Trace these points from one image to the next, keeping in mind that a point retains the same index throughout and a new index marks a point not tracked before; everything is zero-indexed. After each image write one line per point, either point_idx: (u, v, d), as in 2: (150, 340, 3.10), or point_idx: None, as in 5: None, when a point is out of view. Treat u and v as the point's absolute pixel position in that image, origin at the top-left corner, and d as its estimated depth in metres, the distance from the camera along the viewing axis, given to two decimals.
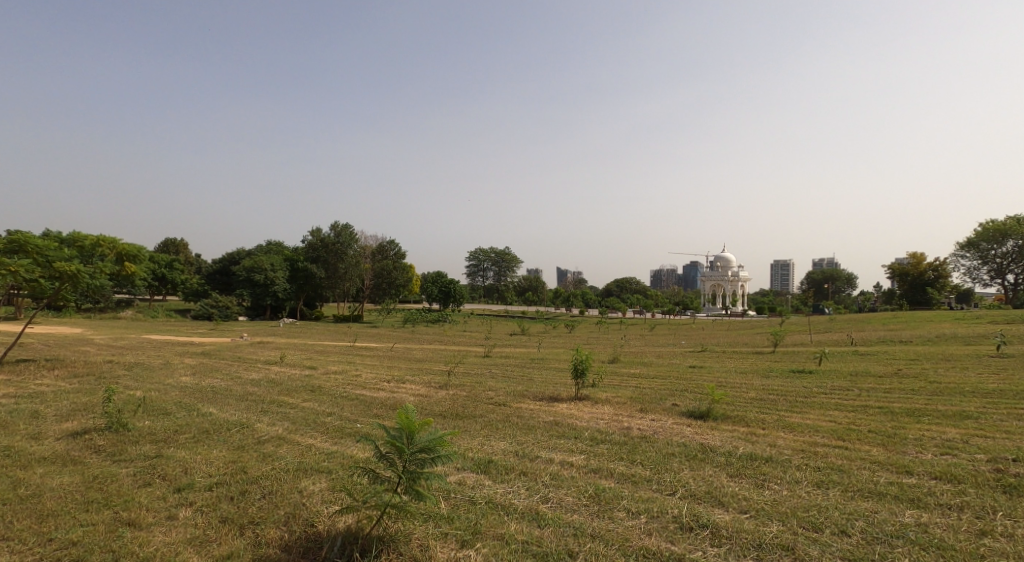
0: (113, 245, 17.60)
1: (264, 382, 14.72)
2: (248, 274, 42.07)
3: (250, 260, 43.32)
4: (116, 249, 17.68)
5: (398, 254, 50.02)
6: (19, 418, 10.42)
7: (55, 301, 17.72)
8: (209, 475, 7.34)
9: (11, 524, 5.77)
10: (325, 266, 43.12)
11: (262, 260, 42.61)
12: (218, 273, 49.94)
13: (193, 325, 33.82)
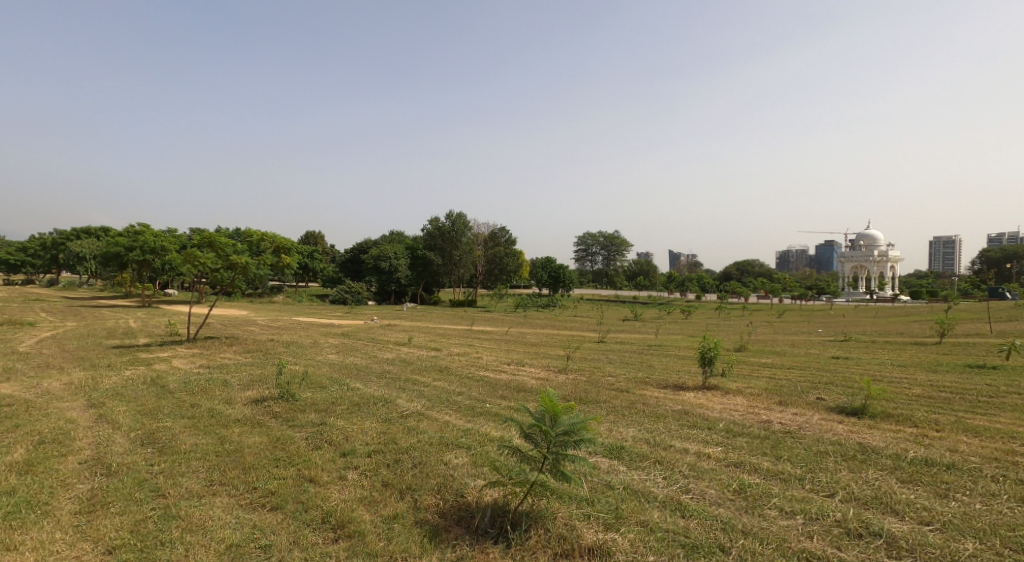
0: (274, 239, 19.96)
1: (399, 362, 15.98)
2: (376, 262, 45.46)
3: (377, 249, 46.75)
4: (275, 243, 19.94)
5: (509, 240, 51.29)
6: (212, 385, 12.36)
7: (233, 293, 20.39)
8: (366, 443, 8.16)
9: (224, 473, 6.90)
10: (443, 254, 45.23)
11: (387, 248, 45.96)
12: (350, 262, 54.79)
13: (332, 309, 37.40)
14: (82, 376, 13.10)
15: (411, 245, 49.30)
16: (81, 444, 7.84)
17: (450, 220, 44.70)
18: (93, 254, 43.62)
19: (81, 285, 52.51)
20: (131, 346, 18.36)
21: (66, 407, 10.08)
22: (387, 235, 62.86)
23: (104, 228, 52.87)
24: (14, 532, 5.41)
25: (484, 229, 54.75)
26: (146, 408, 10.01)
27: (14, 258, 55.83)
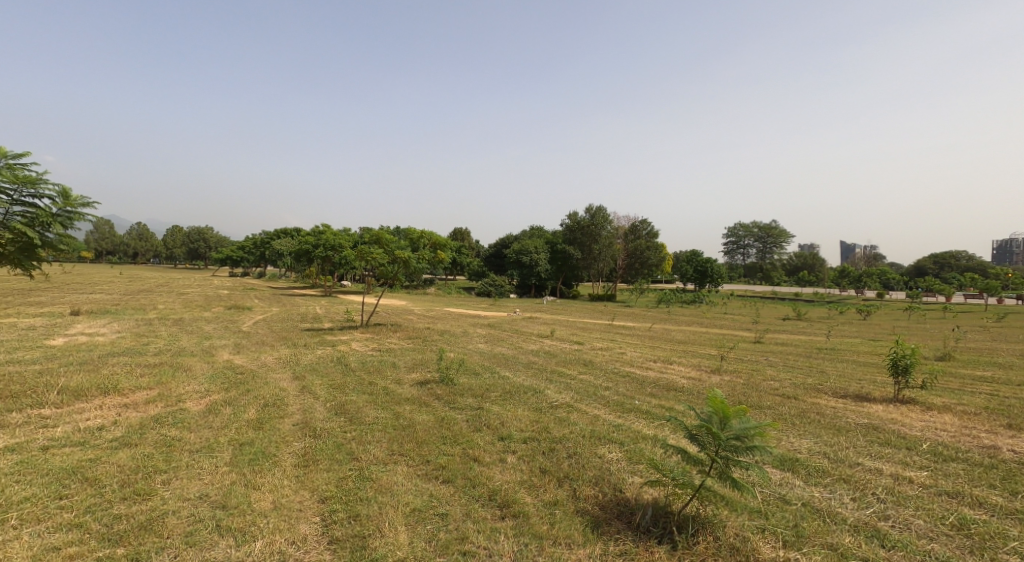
0: (429, 237, 21.70)
1: (543, 353, 16.26)
2: (517, 257, 46.71)
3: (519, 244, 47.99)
4: (430, 240, 21.67)
5: (652, 233, 48.96)
6: (383, 367, 13.72)
7: (396, 286, 22.37)
8: (521, 430, 8.41)
9: (401, 445, 7.60)
10: (582, 248, 44.62)
11: (528, 243, 46.99)
12: (494, 257, 57.23)
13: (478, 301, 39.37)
14: (285, 353, 15.38)
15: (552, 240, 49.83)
16: (291, 409, 9.21)
17: (591, 214, 44.08)
18: (288, 250, 50.99)
19: (279, 277, 61.84)
20: (319, 329, 21.14)
21: (277, 378, 11.94)
22: (529, 230, 64.48)
23: (296, 228, 61.49)
24: (254, 475, 6.52)
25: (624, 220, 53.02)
26: (335, 383, 11.44)
27: (232, 254, 67.48)
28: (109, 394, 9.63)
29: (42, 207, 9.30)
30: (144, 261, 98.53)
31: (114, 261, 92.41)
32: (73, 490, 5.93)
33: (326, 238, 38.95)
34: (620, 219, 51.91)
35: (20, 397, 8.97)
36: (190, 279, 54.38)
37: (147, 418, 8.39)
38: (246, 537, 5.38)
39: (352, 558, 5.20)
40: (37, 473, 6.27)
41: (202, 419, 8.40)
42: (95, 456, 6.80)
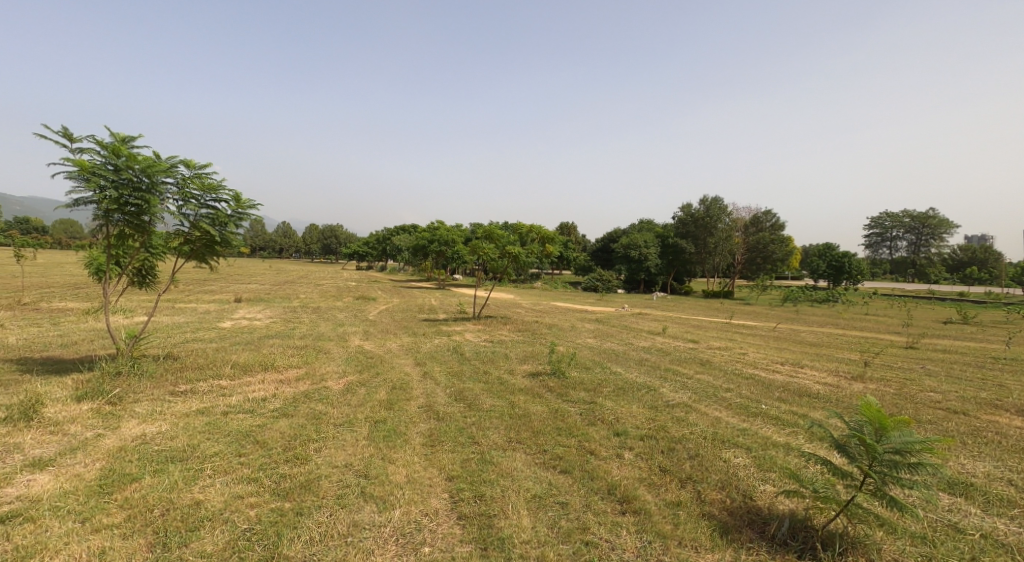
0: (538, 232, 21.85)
1: (656, 350, 15.77)
2: (626, 251, 45.61)
3: (629, 238, 46.82)
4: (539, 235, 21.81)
5: (777, 225, 44.90)
6: (497, 358, 14.13)
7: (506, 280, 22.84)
8: (637, 426, 8.24)
9: (518, 433, 7.83)
10: (695, 241, 42.29)
11: (637, 237, 45.66)
12: (601, 251, 56.41)
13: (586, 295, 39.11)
14: (407, 341, 16.45)
15: (664, 233, 47.90)
16: (415, 393, 9.85)
17: (706, 206, 41.59)
18: (407, 245, 54.27)
19: (398, 270, 65.98)
20: (435, 320, 22.29)
21: (401, 364, 12.81)
22: (639, 224, 62.57)
23: (414, 225, 65.18)
24: (388, 450, 7.10)
25: (744, 212, 49.39)
26: (453, 371, 12.02)
27: (359, 250, 73.31)
28: (266, 370, 10.97)
29: (220, 209, 10.81)
30: (287, 255, 110.40)
31: (263, 255, 104.60)
32: (247, 450, 6.86)
33: (441, 234, 40.85)
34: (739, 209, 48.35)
35: (202, 369, 10.54)
36: (325, 272, 60.00)
37: (297, 393, 9.45)
38: (386, 505, 5.88)
39: (480, 535, 5.49)
40: (219, 433, 7.34)
41: (341, 397, 9.28)
42: (261, 423, 7.81)
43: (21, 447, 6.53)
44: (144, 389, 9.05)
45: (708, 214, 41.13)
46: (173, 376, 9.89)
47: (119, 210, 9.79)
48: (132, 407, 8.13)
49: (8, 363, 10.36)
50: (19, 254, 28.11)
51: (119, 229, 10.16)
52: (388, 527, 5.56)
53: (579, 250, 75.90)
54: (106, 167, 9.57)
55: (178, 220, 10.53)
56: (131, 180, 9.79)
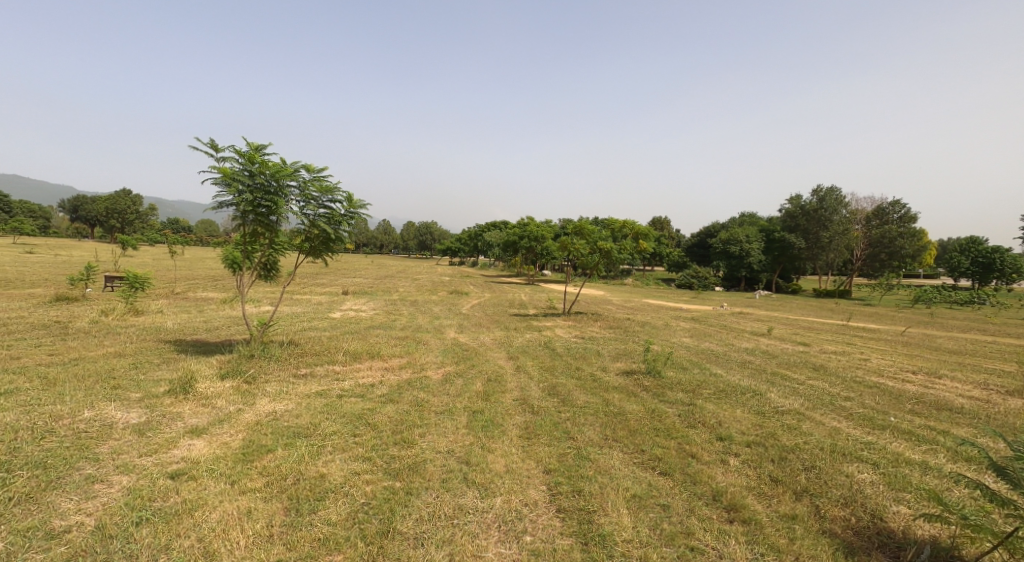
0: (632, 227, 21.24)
1: (761, 353, 14.83)
2: (726, 247, 43.25)
3: (729, 233, 44.39)
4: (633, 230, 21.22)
5: (908, 216, 39.69)
6: (589, 354, 14.01)
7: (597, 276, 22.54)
8: (743, 432, 7.81)
9: (614, 431, 7.73)
10: (805, 236, 39.07)
11: (738, 232, 43.16)
12: (697, 246, 54.03)
13: (681, 293, 37.62)
14: (500, 335, 16.77)
15: (769, 227, 44.78)
16: (510, 387, 10.04)
17: (820, 197, 38.19)
18: (498, 242, 55.25)
19: (489, 266, 67.27)
20: (526, 315, 22.52)
21: (495, 357, 13.12)
22: (739, 218, 59.03)
23: (504, 222, 66.10)
24: (488, 440, 7.31)
25: (865, 203, 44.85)
26: (545, 366, 12.08)
27: (452, 247, 75.82)
28: (373, 358, 11.72)
29: (335, 209, 11.70)
30: (387, 251, 116.74)
31: (366, 251, 111.44)
32: (360, 431, 7.39)
33: (531, 230, 41.15)
34: (859, 199, 43.90)
35: (318, 355, 11.48)
36: (421, 267, 62.73)
37: (401, 381, 9.99)
38: (488, 492, 6.08)
39: (581, 530, 5.53)
40: (336, 414, 7.98)
41: (441, 387, 9.69)
42: (371, 407, 8.36)
43: (180, 416, 7.49)
44: (273, 371, 10.02)
45: (821, 205, 37.78)
46: (295, 360, 10.87)
47: (253, 211, 10.92)
48: (263, 387, 9.05)
49: (164, 344, 11.94)
50: (167, 250, 32.26)
51: (252, 229, 11.34)
52: (491, 513, 5.74)
53: (674, 245, 73.05)
54: (243, 173, 10.73)
55: (300, 220, 11.53)
56: (262, 184, 10.89)
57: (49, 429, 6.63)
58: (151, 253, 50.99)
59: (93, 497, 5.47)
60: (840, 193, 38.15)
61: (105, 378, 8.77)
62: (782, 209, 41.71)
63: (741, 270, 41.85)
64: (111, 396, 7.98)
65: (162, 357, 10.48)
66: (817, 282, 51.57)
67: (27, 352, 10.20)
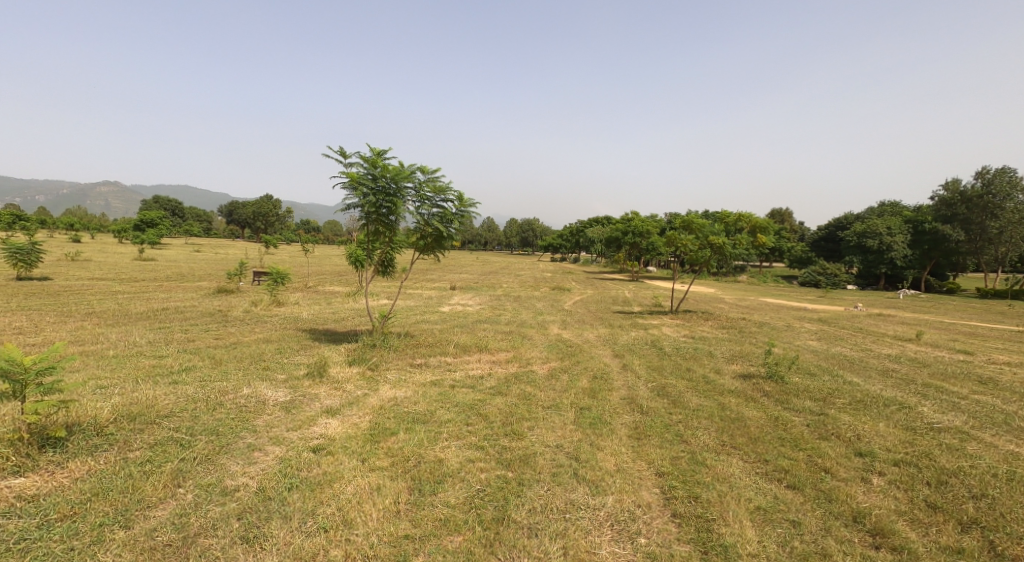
0: (750, 219, 19.75)
1: (907, 360, 13.22)
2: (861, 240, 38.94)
3: (865, 225, 39.88)
4: (751, 223, 19.74)
5: None
6: (700, 354, 13.38)
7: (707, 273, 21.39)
8: (889, 448, 7.02)
9: (733, 437, 7.33)
10: (965, 226, 33.88)
11: (877, 223, 38.63)
12: (824, 240, 49.30)
13: (807, 291, 34.62)
14: (605, 332, 16.52)
15: (916, 218, 39.52)
16: (618, 385, 9.89)
17: (985, 181, 32.83)
18: (601, 238, 54.48)
19: (593, 262, 66.47)
20: (630, 312, 22.02)
21: (601, 354, 12.99)
22: (879, 208, 52.75)
23: (609, 217, 64.91)
24: (596, 437, 7.28)
25: None
26: (653, 365, 11.72)
27: (554, 243, 75.99)
28: (482, 351, 12.12)
29: (447, 208, 12.25)
30: (492, 248, 119.89)
31: (473, 248, 115.24)
32: (473, 420, 7.71)
33: (636, 225, 40.03)
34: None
35: (432, 346, 12.10)
36: (524, 263, 63.81)
37: (508, 375, 10.24)
38: (599, 489, 6.06)
39: (699, 538, 5.34)
40: (450, 403, 8.39)
41: (548, 382, 9.79)
42: (482, 398, 8.67)
43: (317, 397, 8.30)
44: (393, 360, 10.76)
45: (988, 191, 32.46)
46: (411, 350, 11.57)
47: (375, 213, 11.77)
48: (385, 375, 9.74)
49: (301, 332, 13.29)
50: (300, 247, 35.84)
51: (375, 228, 12.21)
52: (603, 511, 5.72)
53: (797, 239, 67.19)
54: (367, 177, 11.59)
55: (416, 220, 12.22)
56: (384, 187, 11.70)
57: (218, 401, 7.67)
58: (287, 251, 56.99)
59: (254, 462, 6.22)
60: (1012, 176, 32.52)
61: (257, 360, 9.95)
62: (935, 196, 36.50)
63: (881, 266, 37.71)
64: (262, 376, 9.05)
65: (301, 344, 11.69)
66: (977, 280, 44.55)
67: (198, 336, 11.84)
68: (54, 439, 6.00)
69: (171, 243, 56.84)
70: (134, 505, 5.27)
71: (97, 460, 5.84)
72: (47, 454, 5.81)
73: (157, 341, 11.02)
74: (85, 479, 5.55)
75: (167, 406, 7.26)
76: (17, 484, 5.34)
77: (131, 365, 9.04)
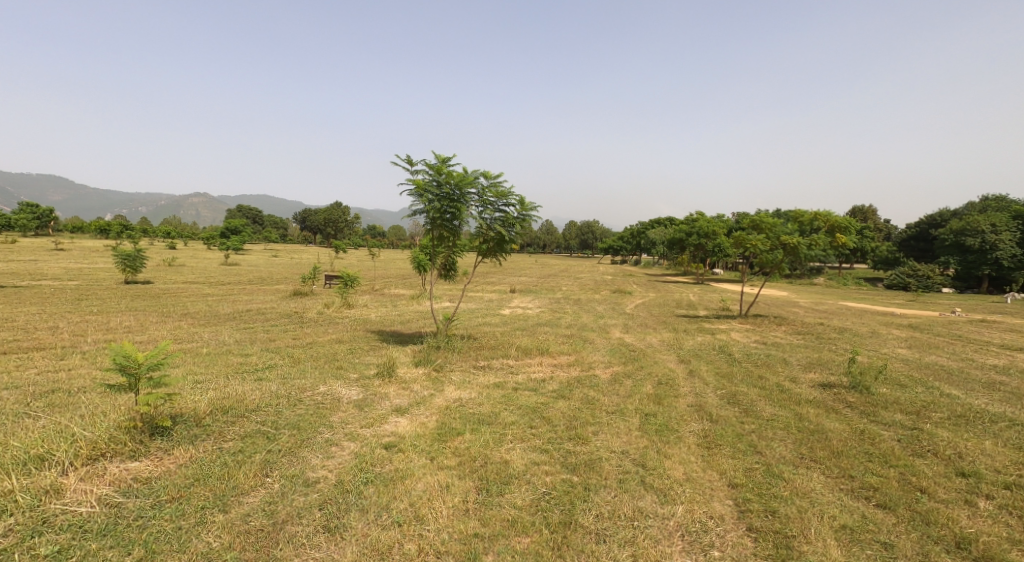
0: (827, 217, 18.53)
1: (1015, 372, 12.03)
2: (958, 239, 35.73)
3: (963, 223, 36.54)
4: (829, 221, 18.52)
5: None
6: (773, 361, 12.77)
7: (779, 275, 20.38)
8: (997, 470, 6.46)
9: (812, 449, 6.97)
10: None
11: (978, 221, 35.30)
12: (913, 239, 45.60)
13: (893, 295, 32.19)
14: (668, 337, 16.11)
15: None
16: (684, 391, 9.63)
17: None
18: (664, 239, 53.11)
19: (656, 265, 64.85)
20: (696, 316, 21.35)
21: (665, 359, 12.68)
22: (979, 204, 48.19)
23: (672, 218, 63.20)
24: (663, 444, 7.12)
25: None
26: (722, 372, 11.30)
27: (613, 245, 74.71)
28: (543, 355, 12.15)
29: (509, 212, 12.40)
30: (552, 251, 119.65)
31: (533, 251, 115.52)
32: (537, 423, 7.75)
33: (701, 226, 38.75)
34: None
35: (494, 349, 12.26)
36: (585, 266, 63.18)
37: (570, 378, 10.21)
38: (668, 498, 5.93)
39: (779, 554, 5.14)
40: (513, 405, 8.47)
41: (611, 387, 9.68)
42: (545, 401, 8.71)
43: (386, 396, 8.64)
44: (457, 361, 10.99)
45: None
46: (474, 352, 11.78)
47: (440, 219, 12.10)
48: (450, 376, 9.98)
49: (370, 333, 13.85)
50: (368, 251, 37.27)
51: (439, 234, 12.54)
52: (673, 521, 5.60)
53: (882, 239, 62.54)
54: (432, 184, 11.93)
55: (479, 225, 12.45)
56: (448, 193, 12.00)
57: (298, 398, 8.15)
58: (355, 256, 59.41)
59: (331, 457, 6.56)
60: None
61: (331, 360, 10.46)
62: None
63: (982, 267, 34.43)
64: (336, 375, 9.53)
65: (370, 345, 12.18)
66: None
67: (278, 336, 12.62)
68: (162, 428, 6.59)
69: (251, 249, 60.74)
70: (230, 491, 5.70)
71: (197, 449, 6.36)
72: (155, 441, 6.37)
73: (242, 340, 11.86)
74: (187, 465, 6.07)
75: (255, 401, 7.79)
76: (132, 467, 5.90)
77: (221, 362, 9.77)
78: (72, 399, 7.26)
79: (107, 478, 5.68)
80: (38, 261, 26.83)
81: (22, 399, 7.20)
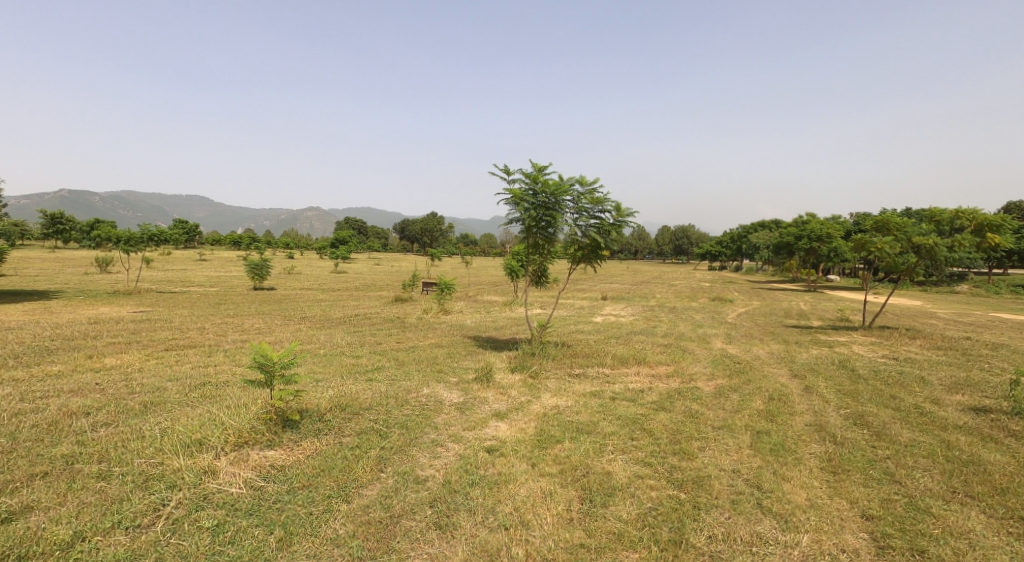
0: (974, 216, 16.26)
1: None
2: None
3: None
4: (976, 220, 16.22)
5: None
6: (907, 379, 11.41)
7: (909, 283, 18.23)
8: None
9: (965, 483, 6.13)
10: None
11: None
12: None
13: None
14: (778, 349, 14.97)
15: None
16: (801, 409, 8.87)
17: None
18: (769, 244, 49.65)
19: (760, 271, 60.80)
20: (810, 327, 19.65)
21: (776, 373, 11.77)
22: None
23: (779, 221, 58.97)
24: (781, 466, 6.59)
25: None
26: (845, 389, 10.29)
27: (711, 250, 71.16)
28: (640, 364, 11.78)
29: (605, 219, 12.19)
30: (646, 257, 116.21)
31: (626, 257, 112.94)
32: (638, 435, 7.50)
33: (813, 229, 35.75)
34: None
35: (589, 357, 12.09)
36: (681, 272, 60.74)
37: (671, 390, 9.79)
38: (790, 525, 5.47)
39: None
40: (612, 415, 8.27)
41: (716, 400, 9.15)
42: (645, 413, 8.41)
43: (485, 400, 8.79)
44: (552, 368, 10.96)
45: None
46: (569, 360, 11.69)
47: (536, 227, 12.16)
48: (546, 383, 9.96)
49: (467, 338, 14.22)
50: None
51: (534, 241, 12.66)
52: (798, 550, 5.15)
53: None
54: (528, 193, 12.05)
55: (574, 232, 12.37)
56: (544, 201, 12.04)
57: (404, 398, 8.54)
58: (450, 263, 61.48)
59: (438, 456, 6.77)
60: None
61: (432, 363, 10.86)
62: None
63: None
64: (437, 378, 9.87)
65: (468, 350, 12.50)
66: None
67: (384, 339, 13.34)
68: (291, 421, 7.20)
69: (356, 258, 64.88)
70: (351, 483, 6.07)
71: (321, 442, 6.85)
72: (287, 433, 6.96)
73: (353, 342, 12.67)
74: (313, 456, 6.56)
75: (367, 400, 8.28)
76: (269, 455, 6.47)
77: (336, 363, 10.50)
78: (218, 391, 8.14)
79: (250, 463, 6.27)
80: (186, 270, 30.64)
81: (180, 389, 8.19)
